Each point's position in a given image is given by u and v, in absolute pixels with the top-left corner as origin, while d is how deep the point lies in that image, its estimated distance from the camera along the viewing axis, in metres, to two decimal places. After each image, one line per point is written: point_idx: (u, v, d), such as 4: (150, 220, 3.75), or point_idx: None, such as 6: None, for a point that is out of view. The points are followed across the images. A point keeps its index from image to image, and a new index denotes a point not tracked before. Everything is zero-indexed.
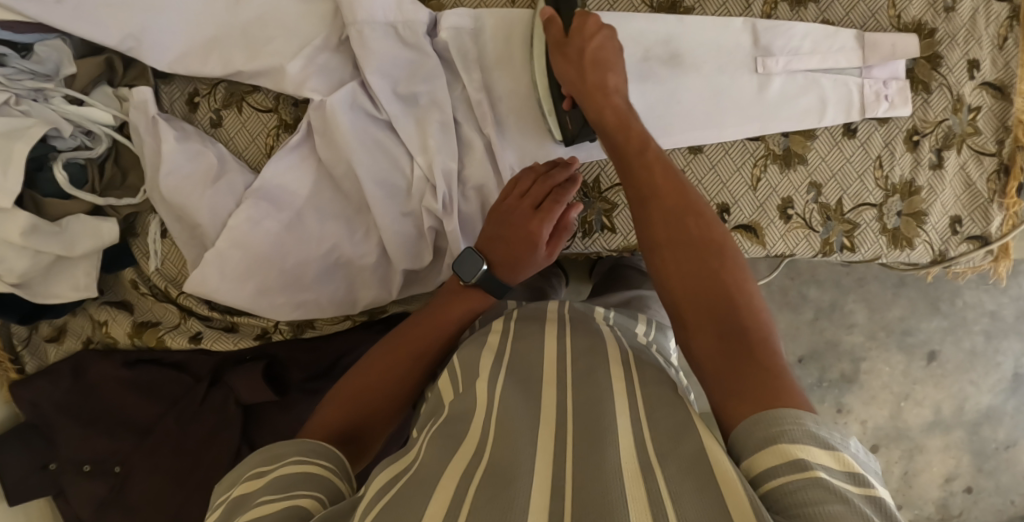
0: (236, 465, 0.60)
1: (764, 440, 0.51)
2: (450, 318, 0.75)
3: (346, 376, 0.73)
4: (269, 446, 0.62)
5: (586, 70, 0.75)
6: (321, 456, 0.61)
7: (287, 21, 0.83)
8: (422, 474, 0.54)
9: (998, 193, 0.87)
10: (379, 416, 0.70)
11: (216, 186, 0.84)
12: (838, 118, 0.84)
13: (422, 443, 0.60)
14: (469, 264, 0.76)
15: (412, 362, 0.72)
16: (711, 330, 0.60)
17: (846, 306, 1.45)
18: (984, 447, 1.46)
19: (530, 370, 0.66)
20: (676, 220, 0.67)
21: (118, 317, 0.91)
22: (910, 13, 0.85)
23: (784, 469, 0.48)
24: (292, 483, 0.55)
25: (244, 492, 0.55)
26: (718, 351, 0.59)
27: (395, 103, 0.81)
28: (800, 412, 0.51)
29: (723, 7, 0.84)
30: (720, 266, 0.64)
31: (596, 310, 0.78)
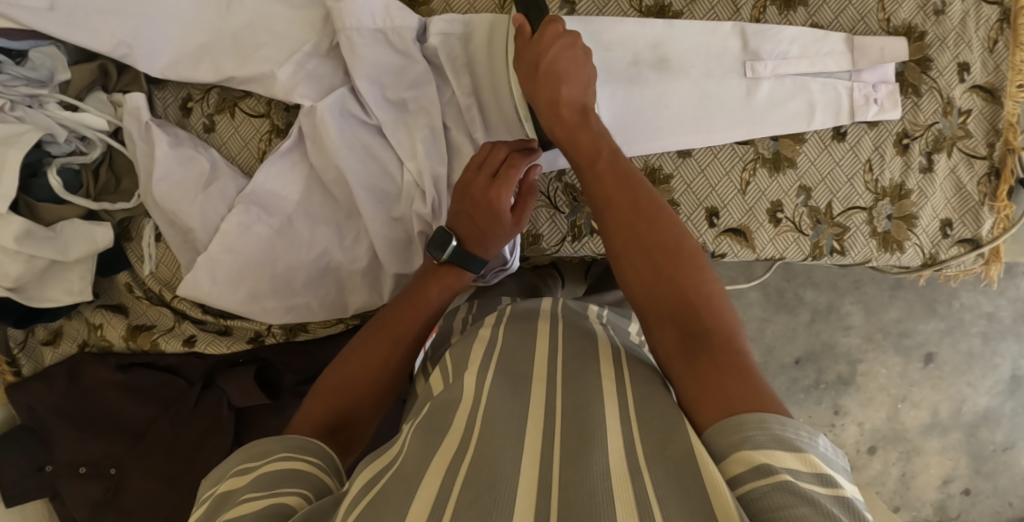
0: (222, 461, 0.60)
1: (729, 446, 0.52)
2: (428, 300, 0.77)
3: (324, 371, 0.71)
4: (256, 443, 0.62)
5: (542, 83, 0.75)
6: (308, 455, 0.61)
7: (278, 27, 0.84)
8: (403, 468, 0.55)
9: (988, 196, 0.87)
10: (367, 411, 0.70)
11: (208, 191, 0.84)
12: (826, 122, 0.84)
13: (406, 436, 0.61)
14: (438, 239, 0.77)
15: (395, 346, 0.73)
16: (672, 335, 0.61)
17: (842, 307, 1.45)
18: (982, 449, 1.46)
19: (518, 370, 0.66)
20: (632, 227, 0.68)
21: (113, 321, 0.91)
22: (900, 16, 0.85)
23: (748, 476, 0.50)
24: (276, 481, 0.55)
25: (228, 488, 0.56)
26: (680, 356, 0.60)
27: (384, 109, 0.82)
28: (764, 416, 0.52)
29: (711, 11, 0.84)
30: (679, 270, 0.64)
31: (590, 310, 0.81)
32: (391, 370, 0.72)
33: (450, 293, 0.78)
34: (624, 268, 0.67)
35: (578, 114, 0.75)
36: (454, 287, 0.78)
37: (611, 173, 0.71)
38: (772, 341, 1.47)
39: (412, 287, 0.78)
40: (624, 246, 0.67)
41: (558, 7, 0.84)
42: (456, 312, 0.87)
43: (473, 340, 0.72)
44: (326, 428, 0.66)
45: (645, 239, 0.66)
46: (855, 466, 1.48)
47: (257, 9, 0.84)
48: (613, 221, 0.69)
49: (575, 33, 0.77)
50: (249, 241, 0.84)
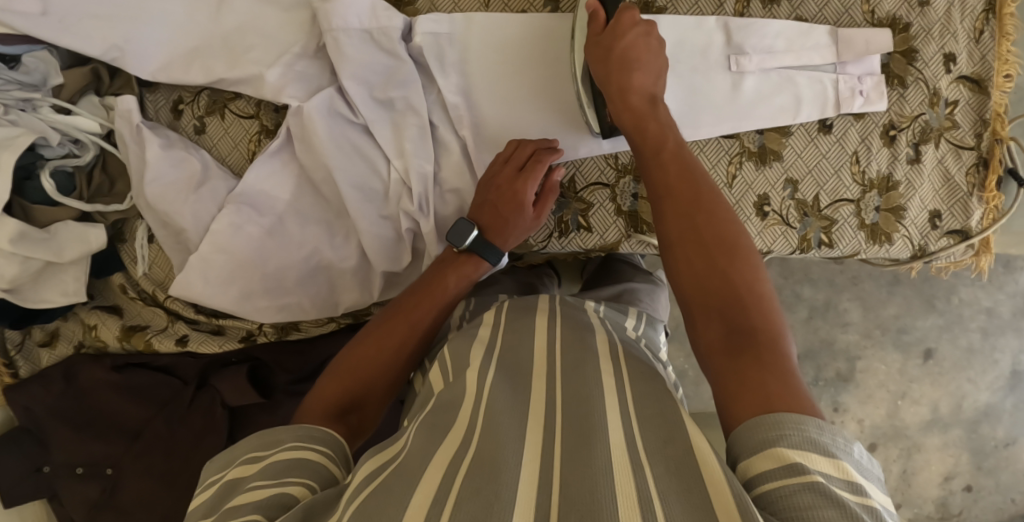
0: (233, 445, 0.61)
1: (762, 442, 0.51)
2: (445, 288, 0.78)
3: (339, 355, 0.73)
4: (268, 430, 0.63)
5: (613, 67, 0.75)
6: (318, 442, 0.62)
7: (267, 29, 0.85)
8: (404, 464, 0.55)
9: (977, 186, 0.87)
10: (371, 396, 0.70)
11: (200, 192, 0.86)
12: (813, 114, 0.84)
13: (410, 432, 0.62)
14: (458, 230, 0.79)
15: (410, 332, 0.74)
16: (719, 328, 0.60)
17: (840, 304, 1.45)
18: (983, 445, 1.45)
19: (518, 368, 0.67)
20: (691, 218, 0.67)
21: (108, 321, 0.92)
22: (884, 8, 0.85)
23: (778, 472, 0.49)
24: (283, 470, 0.57)
25: (237, 475, 0.57)
26: (723, 350, 0.59)
27: (372, 108, 0.82)
28: (804, 418, 0.51)
29: (695, 6, 0.84)
30: (731, 265, 0.63)
31: (587, 304, 0.82)
32: (401, 354, 0.73)
33: (465, 283, 0.79)
34: (675, 255, 0.66)
35: (647, 103, 0.75)
36: (469, 277, 0.79)
37: (674, 163, 0.71)
38: None
39: (430, 275, 0.79)
40: (678, 235, 0.66)
41: (542, 6, 0.85)
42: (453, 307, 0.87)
43: (471, 338, 0.73)
44: (329, 412, 0.66)
45: (702, 231, 0.65)
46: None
47: (246, 11, 0.86)
48: (671, 210, 0.68)
49: (652, 26, 0.78)
50: (241, 241, 0.85)
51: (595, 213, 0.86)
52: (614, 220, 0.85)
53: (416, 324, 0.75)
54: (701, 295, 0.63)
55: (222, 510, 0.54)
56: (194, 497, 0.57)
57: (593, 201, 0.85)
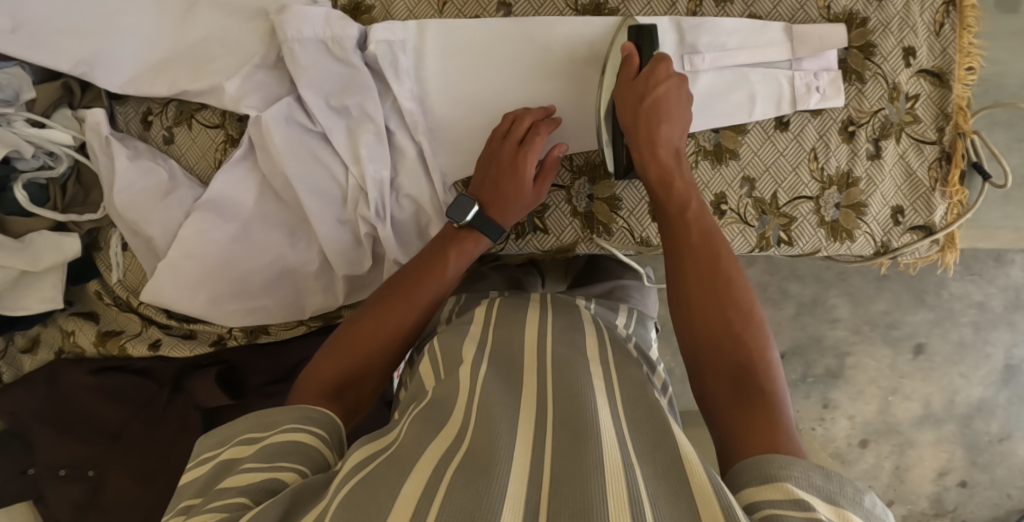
0: (234, 421, 0.64)
1: (770, 476, 0.52)
2: (445, 268, 0.78)
3: (339, 330, 0.75)
4: (269, 409, 0.66)
5: (643, 117, 0.76)
6: (314, 424, 0.64)
7: (230, 41, 0.87)
8: (398, 452, 0.57)
9: (940, 181, 0.86)
10: (369, 372, 0.73)
11: (167, 200, 0.88)
12: (768, 111, 0.84)
13: (403, 426, 0.63)
14: (459, 206, 0.79)
15: (407, 312, 0.75)
16: (726, 378, 0.63)
17: (828, 300, 1.42)
18: (976, 440, 1.43)
19: (511, 361, 0.69)
20: (709, 273, 0.69)
21: (84, 327, 0.94)
22: (841, 3, 0.84)
23: (785, 504, 0.49)
24: (277, 454, 0.59)
25: (233, 456, 0.60)
26: (728, 396, 0.62)
27: (328, 116, 0.84)
28: (812, 464, 0.52)
29: (648, 6, 0.84)
30: (740, 320, 0.65)
31: (578, 302, 0.84)
32: (399, 334, 0.74)
33: (463, 264, 0.79)
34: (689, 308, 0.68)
35: (673, 159, 0.77)
36: (466, 258, 0.79)
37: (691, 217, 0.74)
38: None
39: (430, 253, 0.80)
40: (696, 288, 0.68)
41: (495, 10, 0.85)
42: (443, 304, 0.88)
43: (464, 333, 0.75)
44: (326, 391, 0.69)
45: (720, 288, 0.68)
46: (847, 460, 1.46)
47: (210, 24, 0.88)
48: (691, 264, 0.70)
49: (684, 79, 0.79)
50: (207, 246, 0.87)
51: (552, 214, 0.85)
52: (570, 221, 0.85)
53: (413, 303, 0.75)
54: (709, 344, 0.65)
55: (213, 490, 0.57)
56: (191, 472, 0.60)
57: (550, 202, 0.85)
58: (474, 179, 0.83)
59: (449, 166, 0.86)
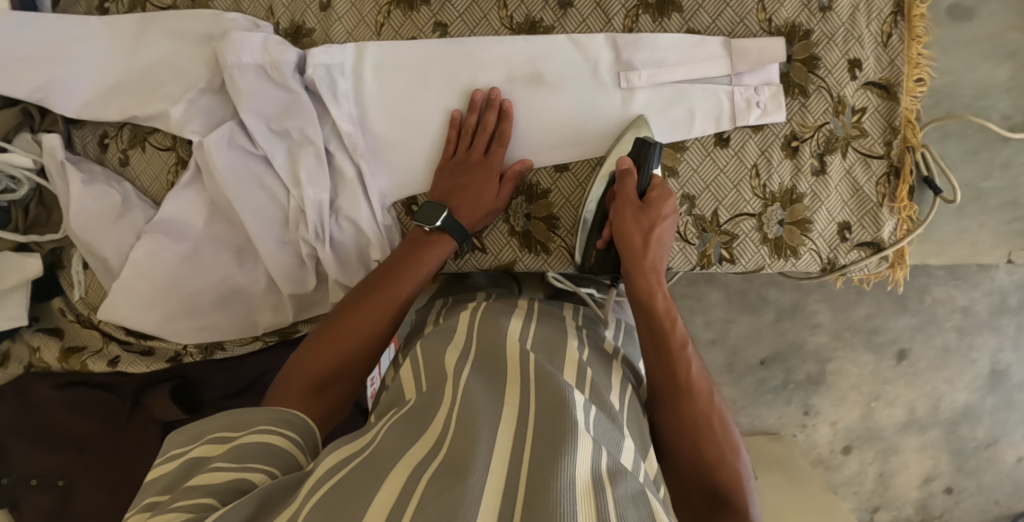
0: (208, 418, 0.65)
1: None
2: (421, 267, 0.80)
3: (322, 326, 0.77)
4: (245, 408, 0.67)
5: (647, 244, 0.76)
6: (287, 428, 0.65)
7: (177, 65, 0.88)
8: (372, 461, 0.57)
9: (887, 197, 0.84)
10: (349, 370, 0.74)
11: (120, 223, 0.90)
12: (707, 128, 0.83)
13: (384, 424, 0.63)
14: (428, 210, 0.80)
15: (385, 309, 0.77)
16: (701, 494, 0.69)
17: (808, 306, 1.35)
18: (962, 446, 1.37)
19: (496, 366, 0.67)
20: (697, 412, 0.70)
21: (48, 343, 0.97)
22: (782, 15, 0.82)
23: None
24: (248, 456, 0.60)
25: (203, 454, 0.61)
26: (704, 507, 0.69)
27: (269, 140, 0.85)
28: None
29: (583, 22, 0.83)
30: (722, 446, 0.69)
31: (565, 315, 0.82)
32: (380, 331, 0.76)
33: (440, 260, 0.81)
34: (678, 444, 0.70)
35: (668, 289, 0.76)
36: (440, 256, 0.81)
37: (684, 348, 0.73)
38: (736, 341, 1.38)
39: (401, 255, 0.81)
40: (688, 427, 0.70)
41: (431, 31, 0.85)
42: (431, 308, 0.88)
43: (447, 337, 0.74)
44: (305, 390, 0.71)
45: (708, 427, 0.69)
46: (830, 466, 1.41)
47: (160, 48, 0.89)
48: (683, 403, 0.70)
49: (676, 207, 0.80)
50: (158, 267, 0.88)
51: (489, 234, 0.86)
52: (508, 240, 0.86)
53: (392, 300, 0.77)
54: (693, 468, 0.69)
55: (180, 488, 0.58)
56: (162, 466, 0.61)
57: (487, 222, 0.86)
58: (466, 184, 0.82)
59: (389, 188, 0.87)
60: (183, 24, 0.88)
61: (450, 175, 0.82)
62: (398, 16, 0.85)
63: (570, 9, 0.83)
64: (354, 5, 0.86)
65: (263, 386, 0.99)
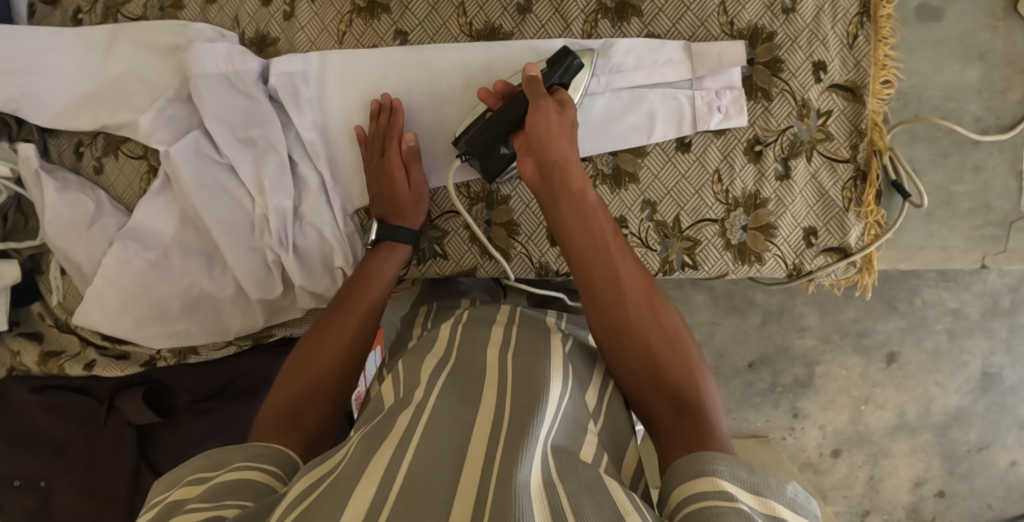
0: (183, 463, 0.60)
1: (694, 475, 0.54)
2: (376, 280, 0.80)
3: (288, 358, 0.74)
4: (222, 448, 0.62)
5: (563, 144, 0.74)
6: (267, 460, 0.60)
7: (146, 75, 0.90)
8: (342, 476, 0.53)
9: (854, 201, 0.83)
10: (323, 393, 0.70)
11: (92, 230, 0.91)
12: (668, 133, 0.82)
13: (349, 445, 0.58)
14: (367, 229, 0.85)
15: (349, 321, 0.76)
16: (660, 394, 0.64)
17: (795, 309, 1.26)
18: (954, 450, 1.27)
19: (473, 378, 0.64)
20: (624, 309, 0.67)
21: (28, 347, 0.99)
22: (744, 18, 0.82)
23: (712, 495, 0.52)
24: (227, 491, 0.55)
25: (180, 496, 0.55)
26: (667, 411, 0.63)
27: (233, 147, 0.85)
28: (736, 459, 0.56)
29: (542, 29, 0.84)
30: (661, 338, 0.66)
31: (547, 317, 0.80)
32: (347, 343, 0.74)
33: (396, 266, 0.83)
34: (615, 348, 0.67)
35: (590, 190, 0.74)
36: (392, 262, 0.83)
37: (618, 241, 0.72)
38: (722, 345, 1.28)
39: (356, 275, 0.81)
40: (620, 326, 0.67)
41: (392, 38, 0.87)
42: (414, 318, 0.86)
43: (427, 349, 0.71)
44: (280, 419, 0.66)
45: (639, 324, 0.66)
46: (819, 470, 1.31)
47: (130, 58, 0.90)
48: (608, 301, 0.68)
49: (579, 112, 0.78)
50: (127, 274, 0.89)
51: (450, 241, 0.88)
52: (468, 247, 0.88)
53: (357, 310, 0.77)
54: (646, 366, 0.65)
55: None
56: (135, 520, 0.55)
57: (448, 229, 0.88)
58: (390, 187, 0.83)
59: (351, 195, 0.88)
60: (151, 35, 0.90)
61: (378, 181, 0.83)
62: (360, 24, 0.87)
63: (529, 14, 0.84)
64: (317, 14, 0.87)
65: (238, 388, 1.02)
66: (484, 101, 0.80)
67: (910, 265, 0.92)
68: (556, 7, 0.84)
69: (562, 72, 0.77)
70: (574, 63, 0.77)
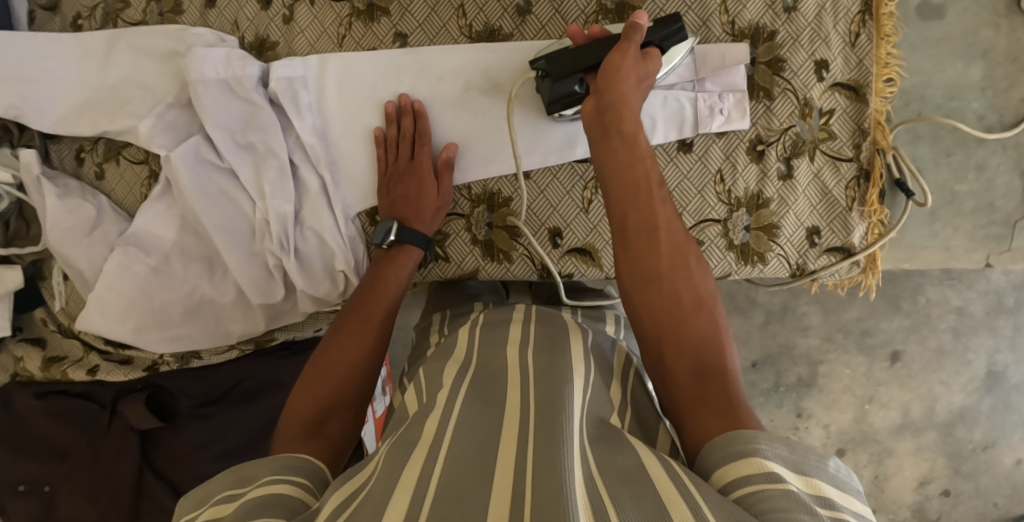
0: (211, 479, 0.59)
1: (737, 453, 0.53)
2: (388, 284, 0.80)
3: (307, 366, 0.73)
4: (248, 462, 0.61)
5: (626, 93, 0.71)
6: (295, 472, 0.59)
7: (146, 80, 0.89)
8: (374, 490, 0.53)
9: (857, 201, 0.82)
10: (344, 401, 0.70)
11: (92, 236, 0.91)
12: (669, 135, 0.82)
13: (381, 454, 0.59)
14: (381, 229, 0.82)
15: (367, 326, 0.76)
16: (685, 360, 0.62)
17: (798, 308, 1.26)
18: (959, 449, 1.27)
19: (487, 384, 0.63)
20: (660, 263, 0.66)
21: (31, 353, 0.99)
22: (745, 17, 0.81)
23: (759, 478, 0.51)
24: (256, 508, 0.54)
25: (211, 516, 0.55)
26: (687, 380, 0.61)
27: (233, 153, 0.85)
28: (776, 436, 0.55)
29: (542, 30, 0.84)
30: (696, 304, 0.65)
31: (563, 313, 0.81)
32: (367, 349, 0.74)
33: (410, 268, 0.82)
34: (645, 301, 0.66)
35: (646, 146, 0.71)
36: (407, 266, 0.82)
37: (662, 192, 0.69)
38: None
39: (370, 277, 0.81)
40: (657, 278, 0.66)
41: (392, 41, 0.86)
42: (429, 327, 0.86)
43: (448, 356, 0.71)
44: (305, 429, 0.66)
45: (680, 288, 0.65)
46: None
47: (130, 65, 0.90)
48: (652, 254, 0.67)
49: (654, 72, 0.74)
50: (127, 280, 0.88)
51: (452, 243, 0.88)
52: (470, 250, 0.88)
53: (375, 316, 0.77)
54: (671, 322, 0.64)
55: None
56: None
57: (450, 231, 0.88)
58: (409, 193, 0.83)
59: (352, 198, 0.88)
60: (151, 41, 0.90)
61: (400, 184, 0.83)
62: (359, 27, 0.87)
63: (528, 16, 0.84)
64: (316, 17, 0.87)
65: (241, 393, 1.02)
66: (573, 38, 0.76)
67: (912, 264, 0.91)
68: (555, 8, 0.83)
69: (663, 34, 0.73)
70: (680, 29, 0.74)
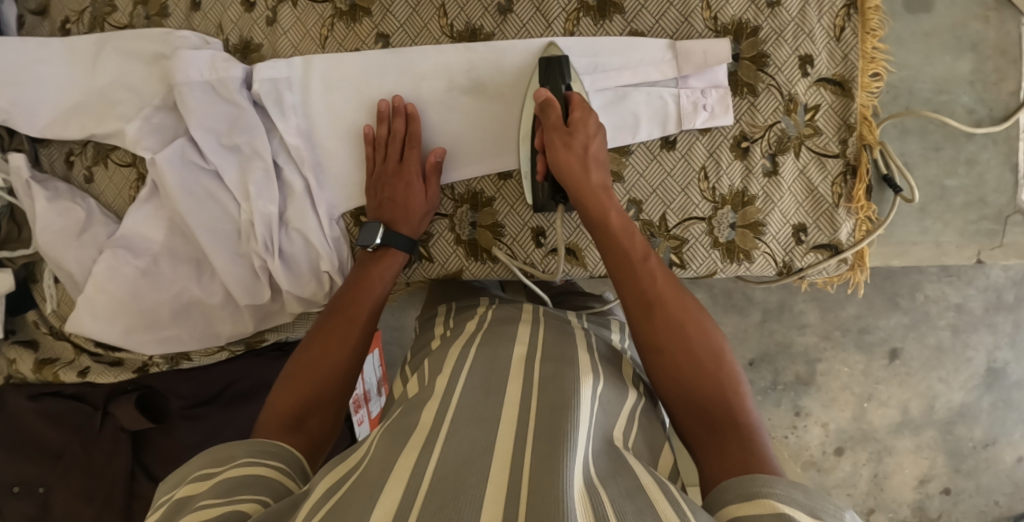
0: (187, 461, 0.59)
1: (750, 494, 0.53)
2: (372, 285, 0.80)
3: (289, 363, 0.73)
4: (221, 445, 0.61)
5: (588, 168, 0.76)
6: (273, 457, 0.60)
7: (132, 83, 0.90)
8: (366, 475, 0.52)
9: (844, 197, 0.81)
10: (325, 400, 0.70)
11: (81, 239, 0.91)
12: (653, 132, 0.82)
13: (373, 439, 0.59)
14: (367, 230, 0.81)
15: (350, 325, 0.76)
16: (695, 418, 0.63)
17: (795, 306, 1.24)
18: (959, 447, 1.25)
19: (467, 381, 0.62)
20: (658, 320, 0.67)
21: (24, 355, 1.00)
22: (728, 13, 0.80)
23: (766, 519, 0.50)
24: (237, 487, 0.55)
25: (188, 493, 0.55)
26: (703, 430, 0.62)
27: (219, 155, 0.86)
28: (797, 482, 0.54)
29: (524, 29, 0.84)
30: (704, 352, 0.65)
31: (569, 317, 0.79)
32: (350, 348, 0.74)
33: (396, 270, 0.82)
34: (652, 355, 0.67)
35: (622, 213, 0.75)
36: (393, 267, 0.82)
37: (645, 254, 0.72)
38: None
39: (353, 278, 0.81)
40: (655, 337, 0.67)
41: (374, 42, 0.86)
42: (435, 319, 0.84)
43: (446, 350, 0.71)
44: (285, 425, 0.66)
45: (686, 340, 0.66)
46: (822, 468, 1.29)
47: (117, 68, 0.90)
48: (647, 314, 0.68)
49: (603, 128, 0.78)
50: (116, 282, 0.89)
51: (436, 243, 0.88)
52: (454, 250, 0.88)
53: (358, 315, 0.77)
54: (678, 373, 0.65)
55: None
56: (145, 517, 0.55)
57: (434, 232, 0.88)
58: (396, 196, 0.83)
59: (337, 199, 0.88)
60: (137, 44, 0.90)
61: (389, 187, 0.83)
62: (341, 28, 0.87)
63: (510, 15, 0.84)
64: (299, 19, 0.88)
65: (232, 394, 1.03)
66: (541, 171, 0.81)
67: (903, 261, 0.90)
68: (536, 6, 0.83)
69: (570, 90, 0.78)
70: (563, 65, 0.79)
